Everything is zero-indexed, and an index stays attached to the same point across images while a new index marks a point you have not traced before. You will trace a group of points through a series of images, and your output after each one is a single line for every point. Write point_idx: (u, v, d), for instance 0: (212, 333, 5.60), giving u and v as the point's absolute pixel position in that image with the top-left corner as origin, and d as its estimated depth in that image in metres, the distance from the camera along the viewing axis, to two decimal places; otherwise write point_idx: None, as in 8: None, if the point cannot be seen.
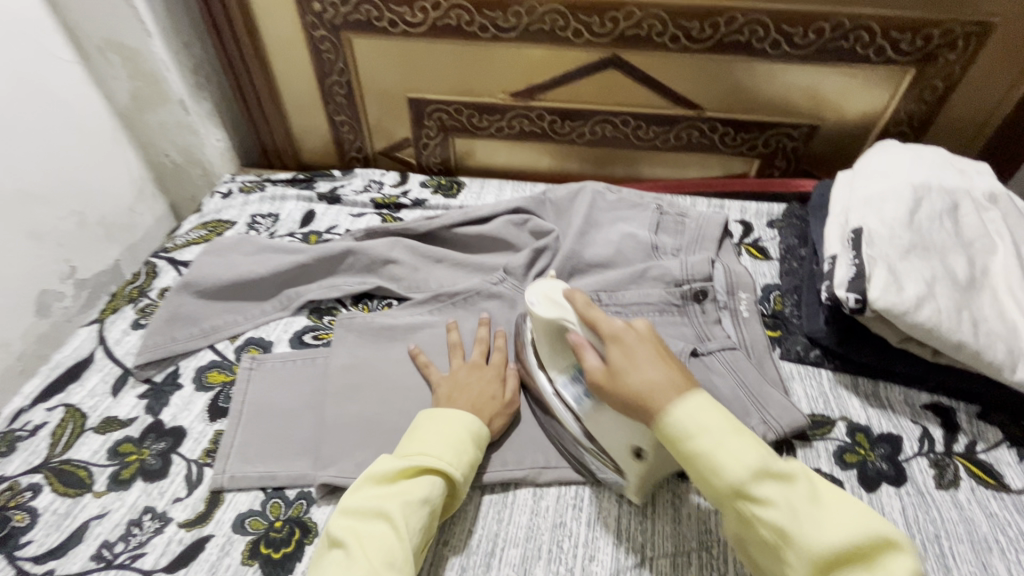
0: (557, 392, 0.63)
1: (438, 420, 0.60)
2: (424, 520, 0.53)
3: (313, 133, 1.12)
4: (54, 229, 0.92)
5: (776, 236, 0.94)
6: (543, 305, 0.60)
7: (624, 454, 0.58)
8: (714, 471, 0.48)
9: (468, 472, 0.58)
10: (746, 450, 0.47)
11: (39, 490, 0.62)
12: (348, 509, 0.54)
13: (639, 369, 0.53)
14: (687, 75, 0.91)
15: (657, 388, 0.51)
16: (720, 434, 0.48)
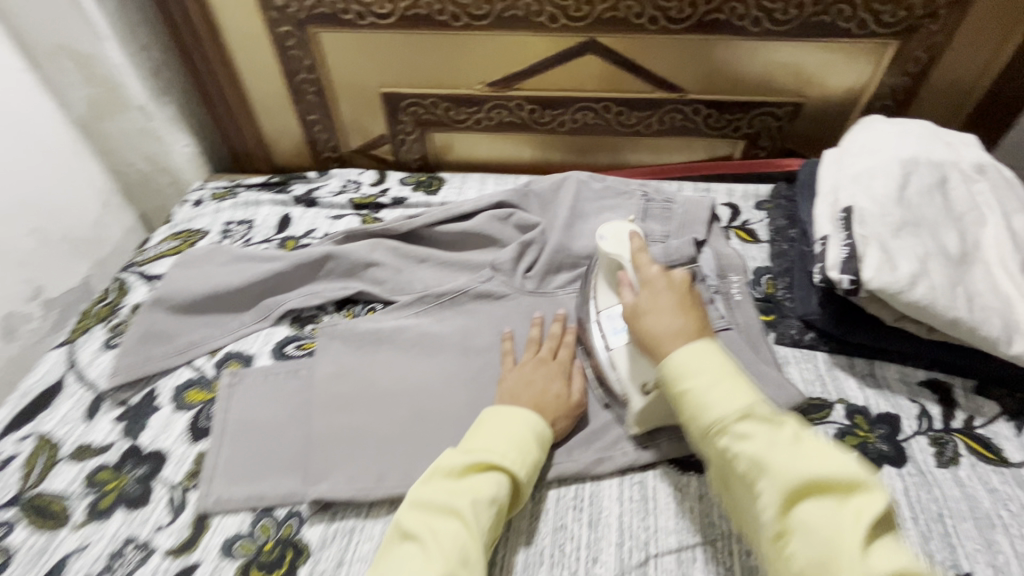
0: (597, 319, 0.67)
1: (502, 418, 0.59)
2: (491, 518, 0.52)
3: (285, 134, 1.08)
4: (15, 249, 0.88)
5: (765, 218, 0.92)
6: (611, 242, 0.67)
7: (635, 387, 0.61)
8: (698, 408, 0.51)
9: (532, 472, 0.57)
10: (725, 384, 0.51)
11: (13, 526, 0.59)
12: (418, 505, 0.52)
13: (657, 316, 0.57)
14: (668, 57, 0.89)
15: (663, 330, 0.56)
16: (710, 376, 0.51)
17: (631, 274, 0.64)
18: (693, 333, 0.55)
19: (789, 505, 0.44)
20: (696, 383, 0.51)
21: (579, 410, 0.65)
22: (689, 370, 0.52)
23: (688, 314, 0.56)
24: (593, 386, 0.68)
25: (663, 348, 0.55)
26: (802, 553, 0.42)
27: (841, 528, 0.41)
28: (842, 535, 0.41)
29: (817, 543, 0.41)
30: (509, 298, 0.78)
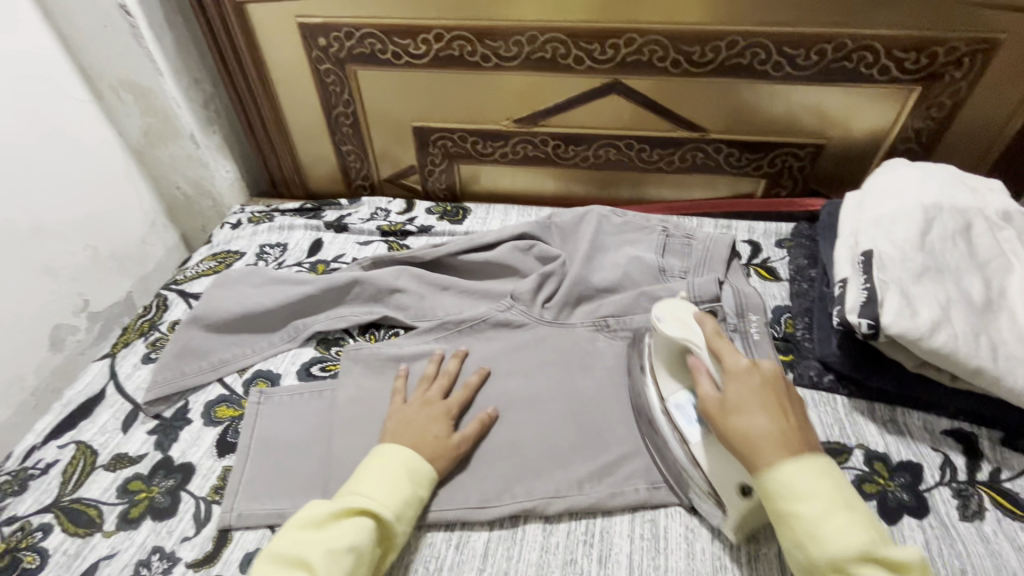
0: (669, 411, 0.64)
1: (381, 462, 0.60)
2: (349, 568, 0.52)
3: (320, 163, 1.14)
4: (68, 264, 0.94)
5: (786, 256, 0.93)
6: (671, 323, 0.64)
7: (730, 489, 0.57)
8: (814, 542, 0.48)
9: (402, 511, 0.57)
10: (826, 490, 0.50)
11: (49, 530, 0.62)
12: (274, 556, 0.53)
13: (749, 416, 0.54)
14: (690, 99, 0.91)
15: (758, 436, 0.53)
16: (825, 504, 0.49)
17: (705, 359, 0.61)
18: (793, 440, 0.52)
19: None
20: (795, 490, 0.50)
21: (460, 452, 0.65)
22: (792, 485, 0.50)
23: (784, 420, 0.53)
24: (610, 420, 0.69)
25: (761, 455, 0.52)
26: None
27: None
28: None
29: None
30: (528, 328, 0.80)
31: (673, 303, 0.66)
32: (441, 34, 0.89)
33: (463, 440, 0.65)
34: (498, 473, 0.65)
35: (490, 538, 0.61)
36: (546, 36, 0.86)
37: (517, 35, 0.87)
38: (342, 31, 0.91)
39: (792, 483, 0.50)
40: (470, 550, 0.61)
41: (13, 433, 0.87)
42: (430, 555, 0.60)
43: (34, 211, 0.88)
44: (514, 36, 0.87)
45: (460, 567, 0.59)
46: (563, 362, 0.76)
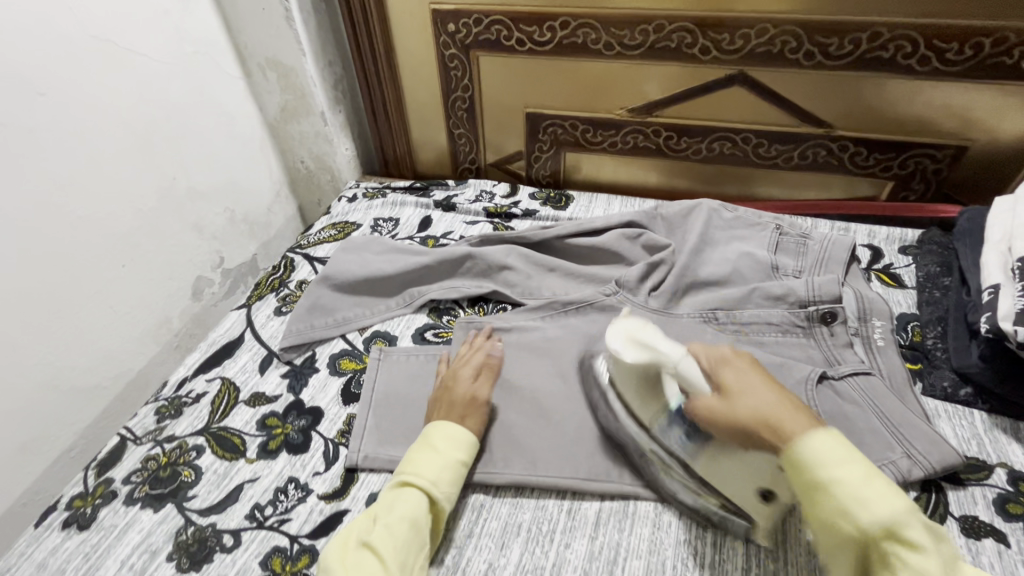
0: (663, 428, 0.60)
1: (424, 446, 0.62)
2: (407, 538, 0.54)
3: (430, 145, 1.20)
4: (212, 223, 1.04)
5: (911, 263, 0.88)
6: (631, 349, 0.61)
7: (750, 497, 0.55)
8: (856, 508, 0.42)
9: (445, 480, 0.59)
10: (857, 465, 0.44)
11: (202, 451, 0.69)
12: (339, 541, 0.55)
13: (752, 396, 0.50)
14: (820, 93, 0.88)
15: (766, 413, 0.49)
16: (855, 470, 0.44)
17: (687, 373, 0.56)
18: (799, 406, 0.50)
19: None
20: (831, 470, 0.44)
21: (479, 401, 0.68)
22: (824, 467, 0.44)
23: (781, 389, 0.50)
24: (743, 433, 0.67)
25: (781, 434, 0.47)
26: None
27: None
28: None
29: None
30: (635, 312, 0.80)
31: (627, 322, 0.63)
32: (568, 21, 0.91)
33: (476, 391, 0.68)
34: (608, 447, 0.66)
35: (601, 510, 0.62)
36: (675, 25, 0.86)
37: (644, 23, 0.87)
38: (472, 17, 0.96)
39: (819, 454, 0.45)
40: (582, 518, 0.62)
41: (160, 368, 0.97)
42: (543, 517, 0.62)
43: (192, 173, 0.98)
44: (641, 24, 0.88)
45: (572, 532, 0.61)
46: None
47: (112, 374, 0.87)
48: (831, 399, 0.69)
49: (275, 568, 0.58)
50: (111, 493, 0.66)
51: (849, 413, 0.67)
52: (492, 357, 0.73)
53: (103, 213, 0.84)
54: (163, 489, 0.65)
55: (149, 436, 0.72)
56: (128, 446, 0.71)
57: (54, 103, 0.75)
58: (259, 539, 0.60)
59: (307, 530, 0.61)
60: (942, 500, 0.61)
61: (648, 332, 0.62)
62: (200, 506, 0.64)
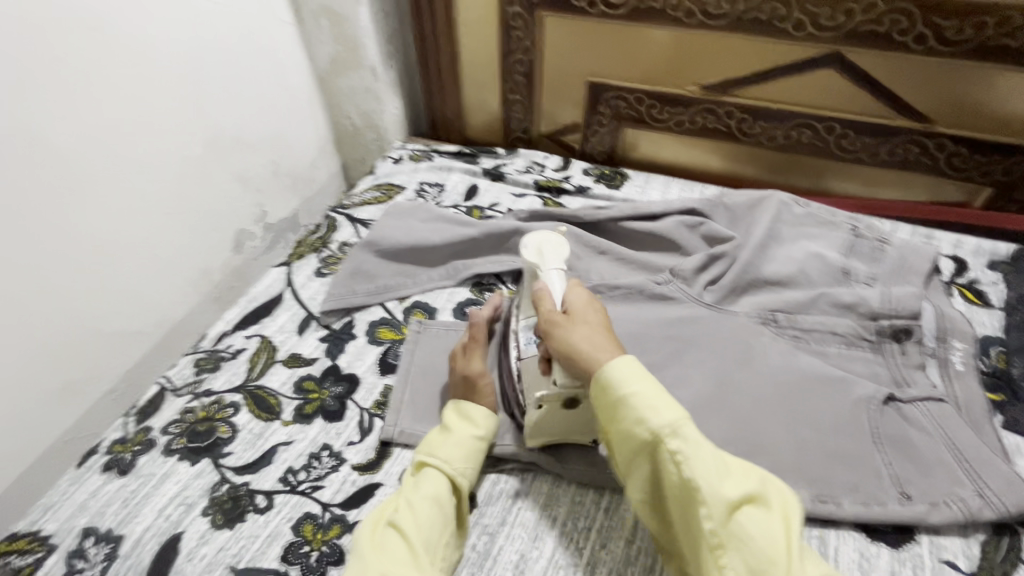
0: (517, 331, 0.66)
1: (441, 432, 0.61)
2: (430, 515, 0.53)
3: (481, 110, 1.14)
4: (256, 175, 1.02)
5: (1000, 281, 0.80)
6: (532, 252, 0.66)
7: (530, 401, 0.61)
8: (644, 415, 0.49)
9: (456, 454, 0.58)
10: (643, 387, 0.50)
11: (239, 408, 0.69)
12: (367, 521, 0.54)
13: (582, 328, 0.56)
14: (924, 82, 0.79)
15: (584, 346, 0.54)
16: (647, 383, 0.51)
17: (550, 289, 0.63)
18: (568, 353, 0.55)
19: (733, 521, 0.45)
20: (624, 385, 0.51)
21: (478, 373, 0.64)
22: (620, 381, 0.51)
23: (605, 330, 0.57)
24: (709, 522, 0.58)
25: (587, 358, 0.54)
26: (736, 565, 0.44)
27: (777, 541, 0.44)
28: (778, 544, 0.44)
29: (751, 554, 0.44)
30: (689, 307, 0.76)
31: (541, 234, 0.68)
32: None
33: (470, 367, 0.65)
34: None
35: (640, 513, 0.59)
36: None
37: None
38: None
39: (615, 370, 0.51)
40: (619, 519, 0.59)
41: (200, 319, 0.97)
42: (579, 513, 0.59)
43: (239, 121, 0.96)
44: None
45: (609, 532, 0.58)
46: (727, 348, 0.71)
47: (154, 321, 0.88)
48: (895, 422, 0.63)
49: (306, 535, 0.57)
50: (149, 442, 0.66)
51: (915, 440, 0.62)
52: (478, 325, 0.69)
53: (149, 159, 0.82)
54: (200, 443, 0.65)
55: (188, 388, 0.72)
56: (167, 397, 0.71)
57: (106, 39, 0.73)
58: (291, 503, 0.60)
59: (339, 500, 0.60)
60: (1016, 546, 0.56)
61: (557, 250, 0.67)
62: (235, 463, 0.63)
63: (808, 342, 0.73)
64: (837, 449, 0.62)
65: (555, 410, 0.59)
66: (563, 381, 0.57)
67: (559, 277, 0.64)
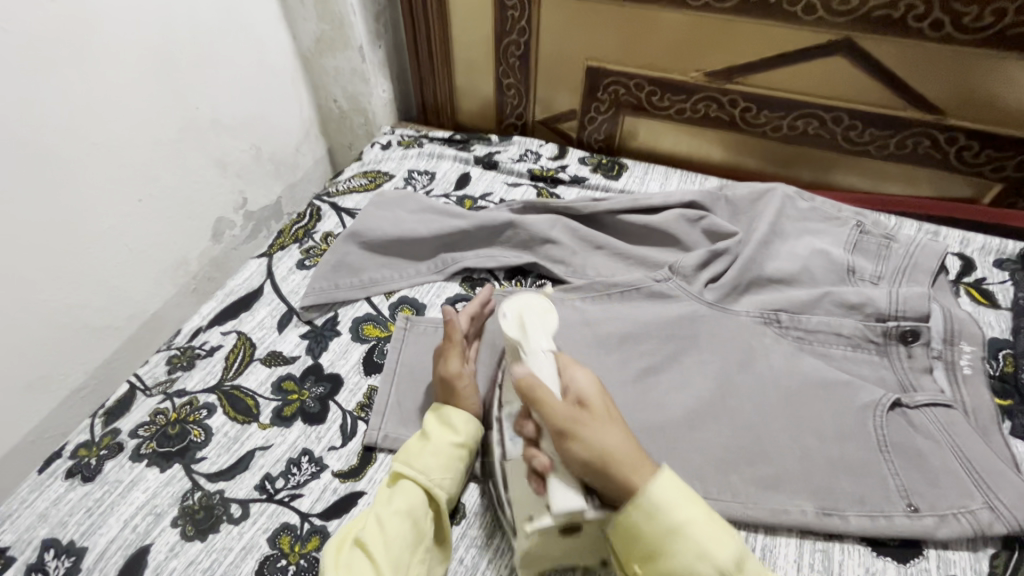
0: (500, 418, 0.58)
1: (419, 439, 0.57)
2: (400, 531, 0.50)
3: (474, 94, 1.09)
4: (236, 160, 0.97)
5: (1008, 281, 0.78)
6: (514, 323, 0.56)
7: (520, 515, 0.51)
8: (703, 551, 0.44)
9: (433, 465, 0.54)
10: (693, 513, 0.46)
11: (214, 409, 0.65)
12: (339, 534, 0.52)
13: (603, 432, 0.48)
14: (938, 72, 0.76)
15: (612, 455, 0.47)
16: (694, 506, 0.46)
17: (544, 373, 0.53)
18: (596, 467, 0.47)
19: None
20: (676, 515, 0.46)
21: (453, 375, 0.60)
22: (672, 510, 0.46)
23: (626, 433, 0.50)
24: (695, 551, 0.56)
25: (620, 474, 0.47)
26: None
27: None
28: None
29: None
30: (689, 306, 0.73)
31: (523, 298, 0.59)
32: None
33: (446, 368, 0.61)
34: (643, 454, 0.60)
35: None
36: None
37: None
38: None
39: (662, 491, 0.46)
40: None
41: (177, 311, 0.92)
42: None
43: (216, 103, 0.90)
44: None
45: (603, 544, 0.55)
46: (728, 350, 0.68)
47: (126, 314, 0.83)
48: (902, 429, 0.61)
49: (283, 548, 0.54)
50: (116, 445, 0.62)
51: (922, 448, 0.59)
52: (451, 324, 0.63)
53: (118, 143, 0.77)
54: (171, 448, 0.62)
55: (160, 388, 0.68)
56: (137, 397, 0.67)
57: (68, 11, 0.67)
58: (268, 513, 0.56)
59: (318, 509, 0.57)
60: None
61: (541, 318, 0.57)
62: (209, 469, 0.60)
63: (811, 343, 0.70)
64: (841, 456, 0.59)
65: (551, 536, 0.49)
66: (567, 511, 0.46)
67: (548, 358, 0.54)
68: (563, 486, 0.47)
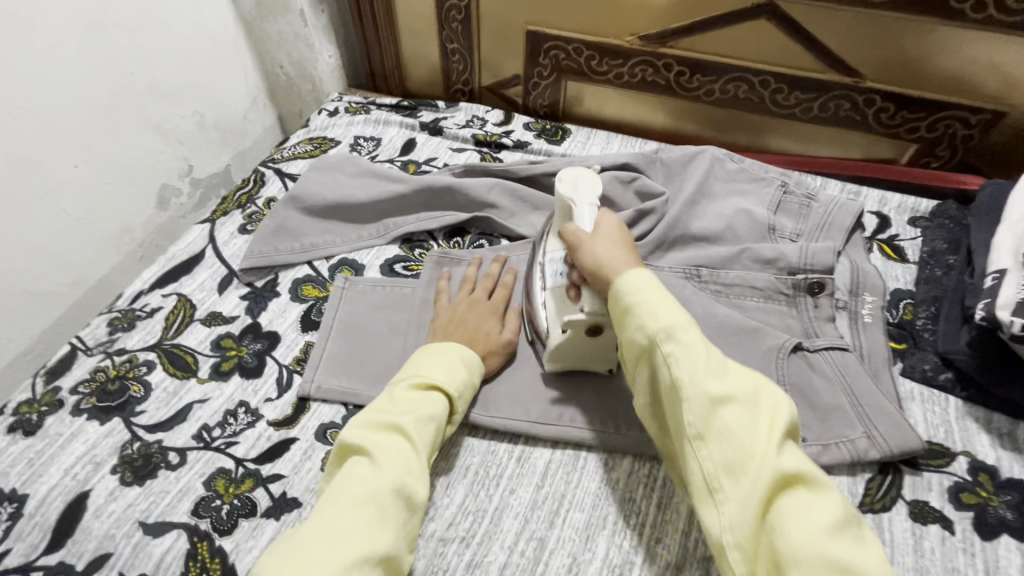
0: (543, 266, 0.66)
1: (437, 352, 0.60)
2: (433, 436, 0.54)
3: (422, 60, 1.09)
4: (178, 127, 0.96)
5: (918, 236, 0.82)
6: (568, 185, 0.64)
7: (556, 325, 0.61)
8: (688, 376, 0.47)
9: (463, 393, 0.58)
10: (669, 322, 0.50)
11: (153, 366, 0.67)
12: (362, 423, 0.53)
13: (609, 250, 0.57)
14: (854, 37, 0.79)
15: (608, 263, 0.56)
16: (676, 321, 0.50)
17: (577, 221, 0.62)
18: (599, 274, 0.56)
19: (778, 494, 0.41)
20: (677, 340, 0.49)
21: (510, 350, 0.66)
22: (658, 331, 0.50)
23: (632, 254, 0.56)
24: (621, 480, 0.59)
25: (616, 272, 0.55)
26: (785, 540, 0.39)
27: (815, 521, 0.39)
28: (819, 532, 0.38)
29: (802, 532, 0.39)
30: None
31: (576, 168, 0.66)
32: None
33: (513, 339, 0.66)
34: (559, 398, 0.64)
35: (550, 459, 0.61)
36: None
37: None
38: None
39: (634, 286, 0.52)
40: (531, 467, 0.60)
41: (123, 277, 0.94)
42: (493, 462, 0.61)
43: (154, 69, 0.90)
44: None
45: (519, 479, 0.59)
46: None
47: (69, 281, 0.84)
48: (801, 370, 0.66)
49: (218, 490, 0.57)
50: (57, 402, 0.65)
51: (817, 387, 0.64)
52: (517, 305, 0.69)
53: (48, 108, 0.76)
54: (110, 402, 0.64)
55: (101, 347, 0.70)
56: (78, 356, 0.69)
57: None
58: (204, 459, 0.60)
59: (253, 454, 0.60)
60: (897, 483, 0.60)
61: (591, 184, 0.65)
62: (148, 422, 0.63)
63: (726, 296, 0.74)
64: None
65: (578, 335, 0.59)
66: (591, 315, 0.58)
67: (591, 210, 0.62)
68: (593, 297, 0.58)
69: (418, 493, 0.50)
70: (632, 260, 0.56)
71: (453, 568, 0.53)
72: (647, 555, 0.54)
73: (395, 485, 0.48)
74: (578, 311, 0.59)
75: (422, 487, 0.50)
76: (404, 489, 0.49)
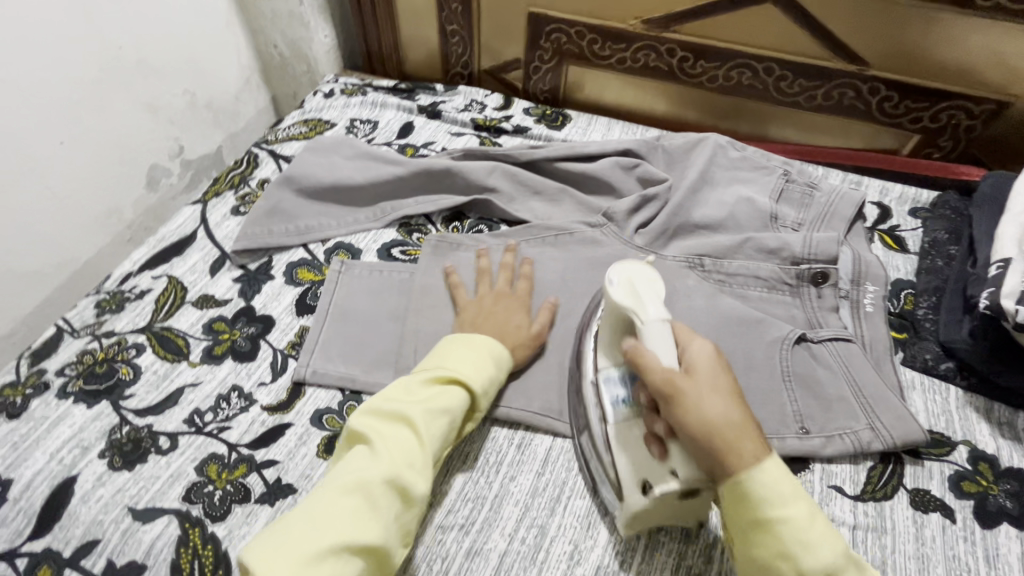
0: (597, 383, 0.55)
1: (464, 342, 0.58)
2: (441, 430, 0.51)
3: (420, 42, 1.07)
4: (168, 105, 0.94)
5: (919, 227, 0.82)
6: (622, 290, 0.53)
7: (631, 482, 0.51)
8: (799, 549, 0.42)
9: (487, 388, 0.56)
10: (793, 513, 0.43)
11: (142, 349, 0.65)
12: (372, 411, 0.52)
13: (713, 400, 0.46)
14: (860, 23, 0.78)
15: (718, 427, 0.45)
16: (789, 502, 0.43)
17: (645, 344, 0.50)
18: (703, 441, 0.45)
19: None
20: (786, 514, 0.43)
21: (540, 343, 0.64)
22: (767, 491, 0.43)
23: (740, 405, 0.46)
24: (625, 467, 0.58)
25: (740, 456, 0.44)
26: None
27: None
28: None
29: None
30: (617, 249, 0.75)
31: (630, 263, 0.54)
32: None
33: (544, 330, 0.64)
34: (562, 384, 0.63)
35: (551, 446, 0.60)
36: None
37: None
38: None
39: (768, 484, 0.43)
40: (531, 453, 0.59)
41: (111, 259, 0.91)
42: (492, 449, 0.59)
43: (143, 45, 0.87)
44: None
45: (519, 466, 0.58)
46: None
47: (55, 262, 0.82)
48: (803, 361, 0.65)
49: (210, 475, 0.56)
50: (42, 384, 0.63)
51: (820, 377, 0.64)
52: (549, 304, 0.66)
53: (33, 81, 0.73)
54: (98, 386, 0.62)
55: (88, 330, 0.68)
56: (64, 339, 0.67)
57: None
58: (196, 444, 0.58)
59: (246, 440, 0.58)
60: (898, 471, 0.60)
61: (651, 286, 0.53)
62: (137, 406, 0.61)
63: (728, 284, 0.73)
64: (747, 387, 0.63)
65: (669, 501, 0.49)
66: (691, 482, 0.47)
67: (665, 331, 0.50)
68: (686, 460, 0.47)
69: (416, 486, 0.48)
70: (742, 416, 0.46)
71: (452, 555, 0.52)
72: (648, 542, 0.53)
73: (386, 477, 0.47)
74: (665, 474, 0.48)
75: (421, 480, 0.48)
76: (397, 480, 0.47)
